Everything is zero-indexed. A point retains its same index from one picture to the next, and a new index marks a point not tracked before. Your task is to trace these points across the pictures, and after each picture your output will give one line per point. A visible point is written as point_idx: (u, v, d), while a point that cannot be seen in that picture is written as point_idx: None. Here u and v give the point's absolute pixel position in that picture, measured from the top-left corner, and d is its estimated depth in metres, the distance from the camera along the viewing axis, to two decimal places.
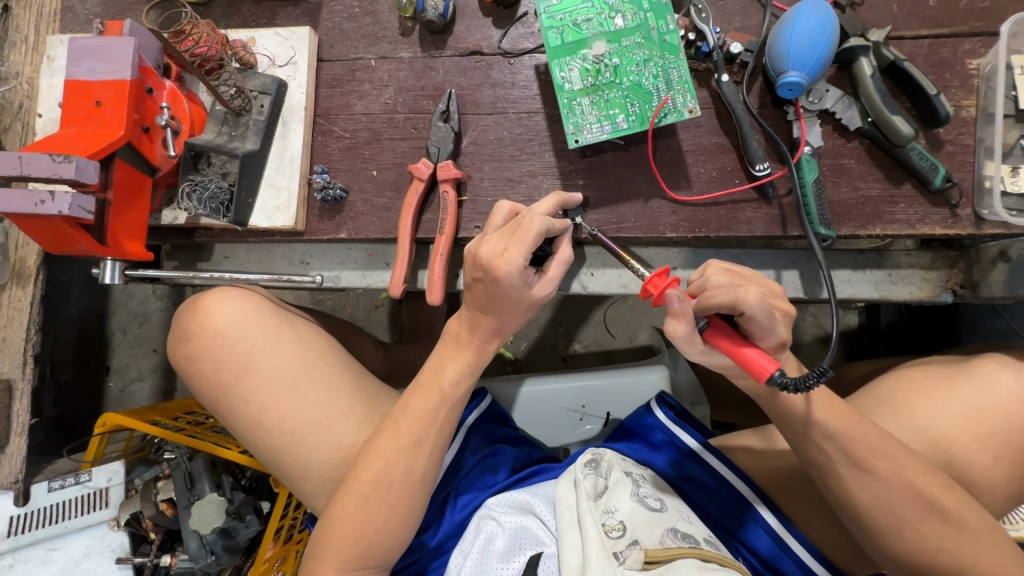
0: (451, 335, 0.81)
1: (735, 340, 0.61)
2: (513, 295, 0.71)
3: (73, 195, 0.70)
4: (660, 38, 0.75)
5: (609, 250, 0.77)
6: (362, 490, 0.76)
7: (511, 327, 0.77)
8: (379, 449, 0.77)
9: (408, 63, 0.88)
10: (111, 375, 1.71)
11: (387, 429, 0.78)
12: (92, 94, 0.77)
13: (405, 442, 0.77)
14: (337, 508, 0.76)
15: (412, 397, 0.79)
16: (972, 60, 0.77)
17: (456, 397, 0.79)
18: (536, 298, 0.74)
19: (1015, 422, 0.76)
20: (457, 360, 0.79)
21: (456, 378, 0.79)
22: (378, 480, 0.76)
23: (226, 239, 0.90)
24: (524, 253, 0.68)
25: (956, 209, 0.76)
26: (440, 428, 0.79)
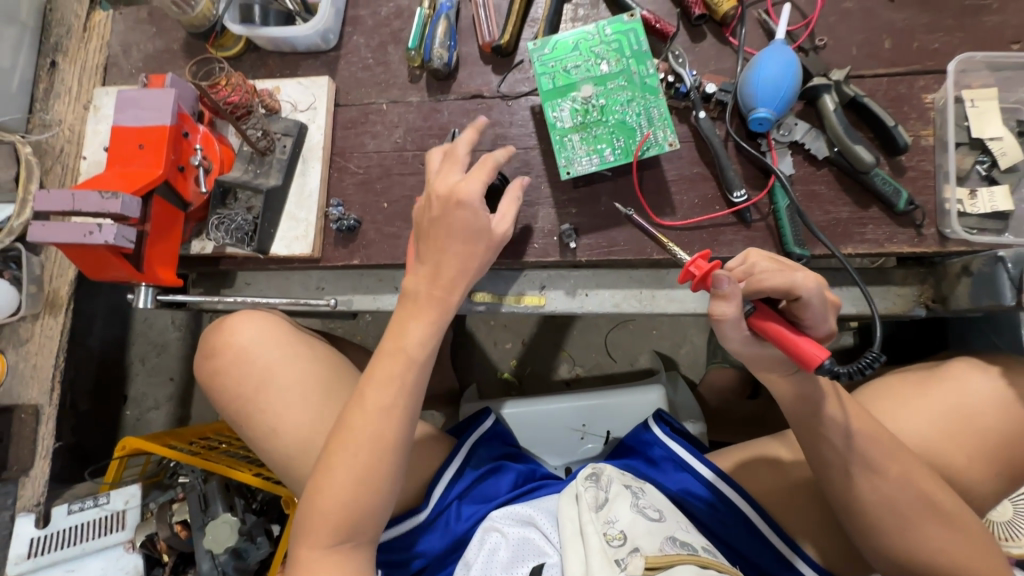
0: (411, 296, 0.79)
1: (784, 326, 0.66)
2: (466, 226, 0.77)
3: (118, 227, 0.79)
4: (642, 80, 0.84)
5: (646, 231, 0.87)
6: (341, 460, 0.74)
7: (468, 274, 0.78)
8: (352, 416, 0.75)
9: (416, 106, 0.98)
10: (129, 404, 1.77)
11: (358, 397, 0.76)
12: (135, 139, 0.86)
13: (375, 407, 0.75)
14: (318, 485, 0.75)
15: (377, 365, 0.77)
16: (928, 95, 0.85)
17: (421, 363, 0.77)
18: (496, 234, 0.80)
19: (990, 425, 0.79)
20: (421, 323, 0.78)
21: (422, 339, 0.77)
22: (355, 449, 0.74)
23: (249, 266, 0.98)
24: (483, 176, 0.77)
25: (921, 229, 0.82)
26: (408, 395, 0.77)
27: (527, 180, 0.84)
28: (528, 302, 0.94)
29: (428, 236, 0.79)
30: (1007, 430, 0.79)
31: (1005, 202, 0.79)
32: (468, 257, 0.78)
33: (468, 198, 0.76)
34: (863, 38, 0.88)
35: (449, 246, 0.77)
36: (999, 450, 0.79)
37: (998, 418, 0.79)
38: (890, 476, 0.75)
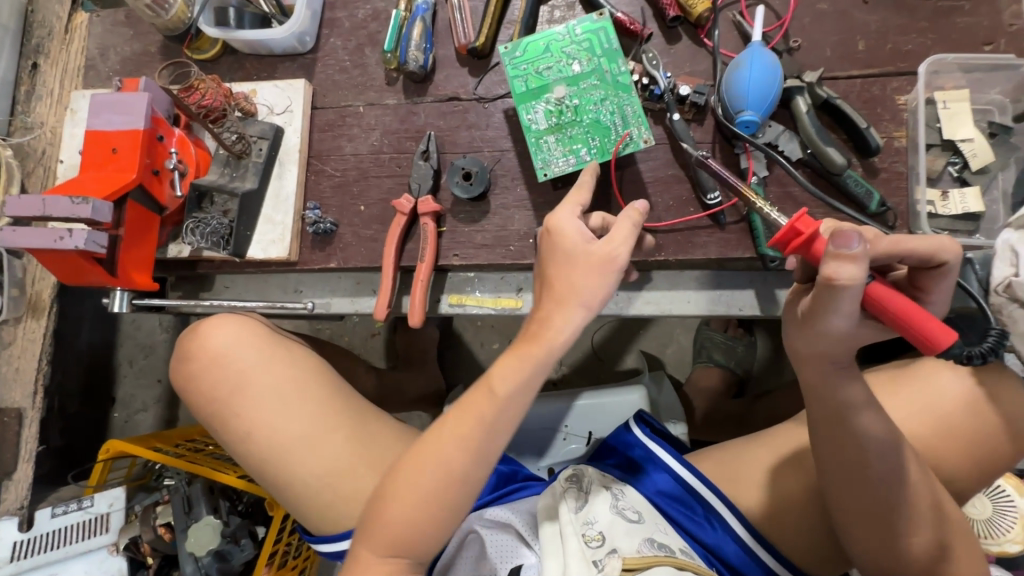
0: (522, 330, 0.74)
1: (913, 304, 0.59)
2: (568, 251, 0.72)
3: (89, 232, 0.79)
4: (614, 78, 0.83)
5: (727, 181, 0.74)
6: (413, 484, 0.72)
7: (570, 323, 0.71)
8: (431, 445, 0.73)
9: (393, 109, 0.98)
10: (116, 406, 1.76)
11: (440, 428, 0.74)
12: (109, 142, 0.86)
13: (454, 439, 0.72)
14: (383, 501, 0.73)
15: (467, 402, 0.73)
16: (901, 96, 0.85)
17: (513, 406, 0.72)
18: (594, 257, 0.70)
19: (960, 423, 0.80)
20: (513, 365, 0.71)
21: (509, 382, 0.71)
22: (425, 474, 0.72)
23: (226, 270, 0.98)
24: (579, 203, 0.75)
25: (893, 232, 0.82)
26: (493, 432, 0.72)
27: (645, 204, 0.72)
28: (505, 304, 0.94)
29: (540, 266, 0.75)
30: (976, 427, 0.79)
31: (977, 202, 0.79)
32: (591, 285, 0.70)
33: (563, 228, 0.73)
34: (837, 39, 0.88)
35: (572, 271, 0.71)
36: (970, 448, 0.80)
37: (967, 416, 0.80)
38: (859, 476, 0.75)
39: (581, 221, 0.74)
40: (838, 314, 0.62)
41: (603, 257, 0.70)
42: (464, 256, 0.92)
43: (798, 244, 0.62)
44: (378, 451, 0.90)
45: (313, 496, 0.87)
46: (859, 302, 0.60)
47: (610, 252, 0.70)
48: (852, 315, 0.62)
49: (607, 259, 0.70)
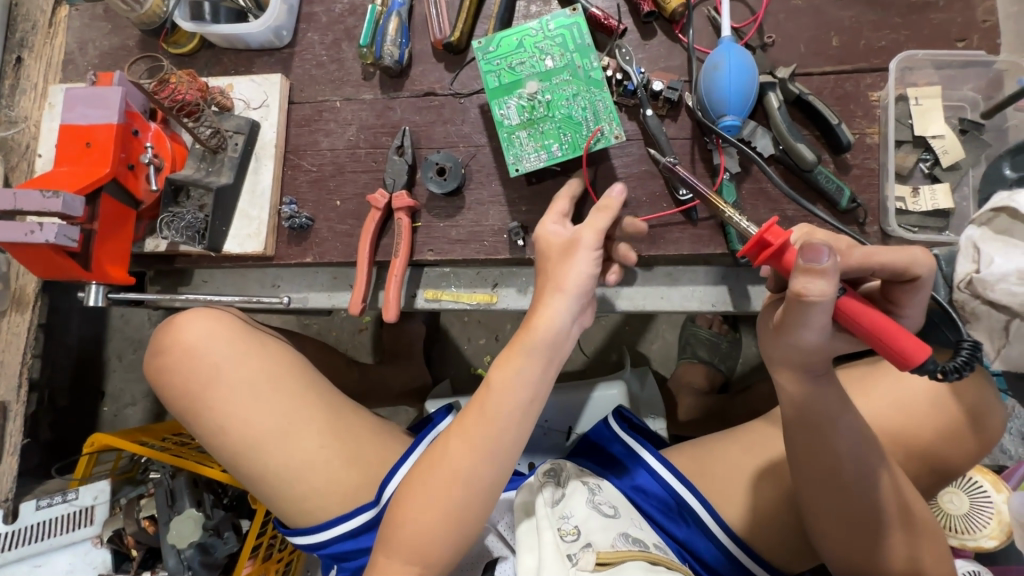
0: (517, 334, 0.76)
1: (883, 319, 0.60)
2: (545, 251, 0.77)
3: (60, 226, 0.79)
4: (587, 74, 0.83)
5: (693, 187, 0.76)
6: (426, 488, 0.75)
7: (551, 313, 0.73)
8: (439, 449, 0.77)
9: (369, 104, 0.98)
10: (105, 400, 1.77)
11: (446, 434, 0.77)
12: (83, 137, 0.86)
13: (461, 443, 0.75)
14: (400, 504, 0.77)
15: (470, 407, 0.76)
16: (874, 93, 0.85)
17: (512, 407, 0.74)
18: (558, 244, 0.76)
19: (926, 419, 0.80)
20: (510, 377, 0.74)
21: (510, 395, 0.74)
22: (443, 488, 0.74)
23: (203, 264, 0.98)
24: (560, 208, 0.80)
25: (863, 228, 0.82)
26: (494, 432, 0.74)
27: (619, 187, 0.75)
28: (480, 299, 0.95)
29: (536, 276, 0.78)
30: (942, 422, 0.80)
31: (946, 199, 0.80)
32: (563, 270, 0.73)
33: (541, 230, 0.79)
34: (811, 35, 0.88)
35: (552, 268, 0.75)
36: (936, 444, 0.80)
37: (933, 412, 0.80)
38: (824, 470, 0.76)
39: (562, 225, 0.79)
40: (811, 330, 0.63)
41: (568, 241, 0.75)
42: (438, 251, 0.92)
43: (768, 257, 0.63)
44: (354, 443, 0.91)
45: (289, 490, 0.88)
46: (830, 317, 0.61)
47: (574, 235, 0.74)
48: (824, 330, 0.63)
49: (571, 241, 0.75)
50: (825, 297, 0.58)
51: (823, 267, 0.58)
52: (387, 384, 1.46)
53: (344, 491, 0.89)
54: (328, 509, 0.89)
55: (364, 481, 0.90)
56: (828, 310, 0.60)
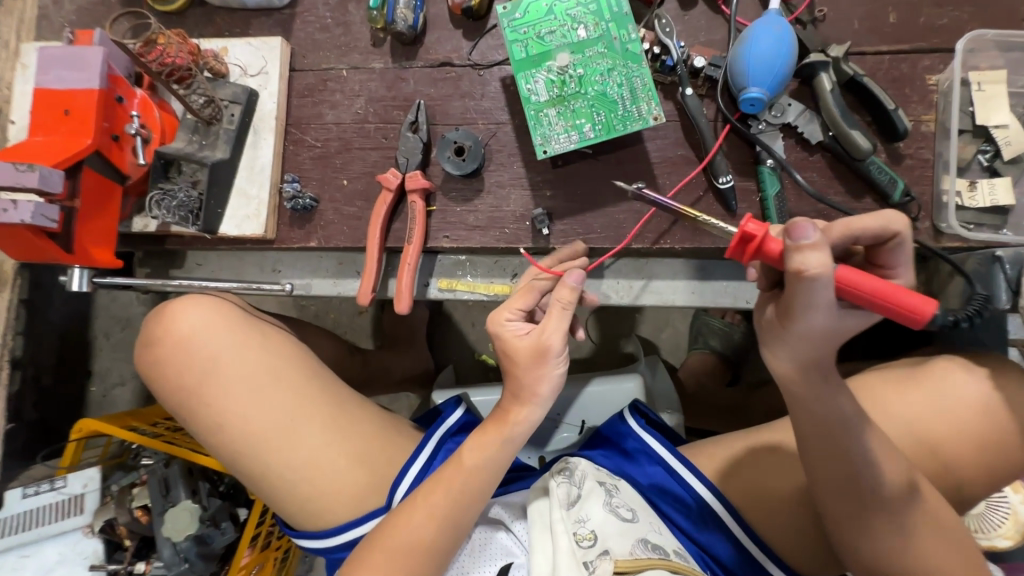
0: (494, 418, 0.81)
1: (886, 285, 0.56)
2: (512, 353, 0.77)
3: (36, 204, 0.70)
4: (623, 47, 0.76)
5: (661, 206, 0.65)
6: (386, 550, 0.75)
7: (528, 418, 0.78)
8: (402, 512, 0.77)
9: (379, 73, 0.89)
10: (93, 379, 1.70)
11: (413, 497, 0.78)
12: (61, 104, 0.77)
13: (423, 512, 0.76)
14: (354, 563, 0.76)
15: (439, 475, 0.78)
16: (932, 76, 0.79)
17: (480, 480, 0.78)
18: (527, 348, 0.76)
19: (968, 428, 0.77)
20: (488, 446, 0.78)
21: (480, 461, 0.78)
22: (410, 540, 0.75)
23: (197, 246, 0.91)
24: (519, 305, 0.77)
25: (915, 224, 0.77)
26: (458, 503, 0.77)
27: (577, 279, 0.73)
28: (498, 291, 0.89)
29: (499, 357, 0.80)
30: (984, 432, 0.76)
31: (1006, 195, 0.73)
32: (538, 382, 0.77)
33: (502, 330, 0.78)
34: (865, 10, 0.80)
35: (521, 375, 0.77)
36: (975, 455, 0.77)
37: (977, 422, 0.76)
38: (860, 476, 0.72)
39: (519, 322, 0.78)
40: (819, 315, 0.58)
41: (537, 347, 0.76)
42: (454, 237, 0.85)
43: (755, 247, 0.58)
44: (358, 442, 0.86)
45: (291, 490, 0.82)
46: (831, 296, 0.57)
47: (542, 342, 0.75)
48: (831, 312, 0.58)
49: (540, 348, 0.75)
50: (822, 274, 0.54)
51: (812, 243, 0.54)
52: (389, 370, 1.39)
53: (349, 493, 0.83)
54: (333, 511, 0.83)
55: (371, 480, 0.85)
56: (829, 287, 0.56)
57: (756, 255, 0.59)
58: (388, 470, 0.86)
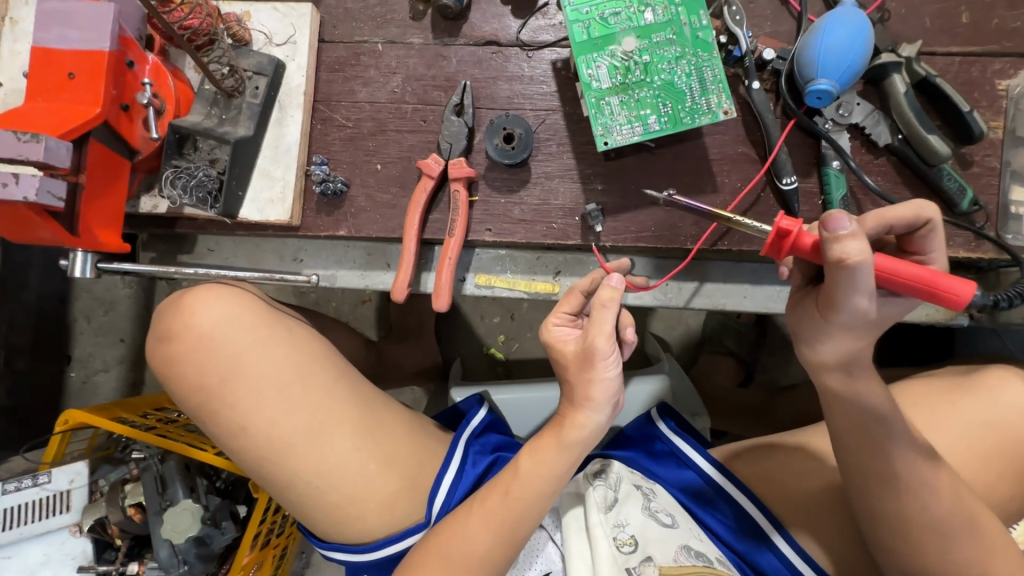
0: (552, 424, 0.76)
1: (921, 270, 0.53)
2: (561, 359, 0.73)
3: (40, 178, 0.62)
4: (693, 34, 0.71)
5: (692, 210, 0.61)
6: (441, 560, 0.73)
7: (584, 424, 0.73)
8: (457, 521, 0.75)
9: (418, 50, 0.82)
10: (72, 365, 1.49)
11: (466, 506, 0.75)
12: (64, 65, 0.68)
13: (478, 522, 0.73)
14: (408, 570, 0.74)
15: (493, 483, 0.76)
16: (1001, 81, 0.76)
17: (536, 490, 0.74)
18: (573, 353, 0.72)
19: (1022, 439, 0.76)
20: (543, 453, 0.74)
21: (533, 470, 0.74)
22: (465, 550, 0.73)
23: (212, 230, 0.83)
24: (566, 309, 0.74)
25: (980, 233, 0.75)
26: (513, 514, 0.74)
27: (618, 279, 0.70)
28: (540, 288, 0.85)
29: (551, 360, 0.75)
30: None
31: None
32: (589, 385, 0.72)
33: (549, 337, 0.74)
34: (938, 8, 0.77)
35: (574, 380, 0.73)
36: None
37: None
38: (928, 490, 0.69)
39: (568, 329, 0.75)
40: (859, 306, 0.55)
41: (583, 351, 0.71)
42: (498, 231, 0.80)
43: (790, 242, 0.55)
44: (390, 446, 0.80)
45: (321, 500, 0.77)
46: (869, 287, 0.53)
47: (587, 346, 0.70)
48: (869, 304, 0.55)
49: (585, 352, 0.70)
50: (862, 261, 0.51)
51: (849, 231, 0.51)
52: (401, 364, 1.33)
53: (381, 500, 0.78)
54: (366, 518, 0.78)
55: (405, 486, 0.80)
56: (867, 275, 0.53)
57: (790, 250, 0.56)
58: (422, 476, 0.82)
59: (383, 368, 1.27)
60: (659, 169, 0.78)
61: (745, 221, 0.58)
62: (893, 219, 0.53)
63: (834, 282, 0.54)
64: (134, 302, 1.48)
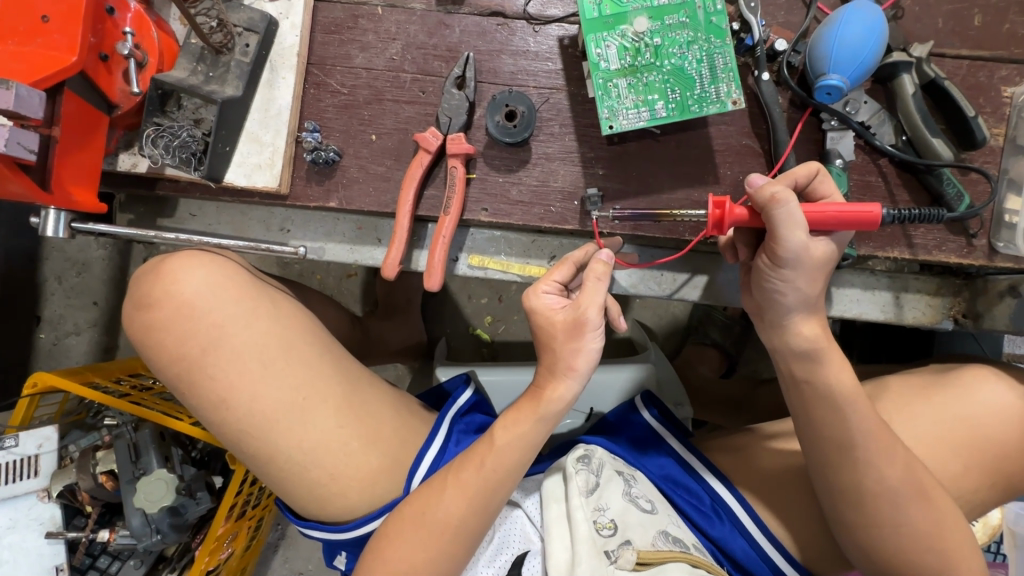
0: (530, 393, 0.75)
1: (834, 205, 0.65)
2: (547, 328, 0.71)
3: (11, 129, 0.58)
4: (707, 18, 0.69)
5: (641, 216, 0.73)
6: (417, 529, 0.73)
7: (562, 394, 0.72)
8: (433, 490, 0.74)
9: (420, 16, 0.78)
10: (42, 326, 1.41)
11: (441, 477, 0.75)
12: (37, 7, 0.63)
13: (455, 498, 0.73)
14: (385, 541, 0.74)
15: (469, 455, 0.75)
16: (1007, 88, 0.76)
17: (512, 460, 0.73)
18: (561, 322, 0.70)
19: (992, 435, 0.77)
20: (519, 423, 0.74)
21: (511, 443, 0.73)
22: (443, 525, 0.72)
23: (195, 194, 0.79)
24: (557, 277, 0.73)
25: (972, 240, 0.76)
26: (490, 484, 0.73)
27: (609, 253, 0.70)
28: (534, 273, 0.84)
29: (534, 331, 0.74)
30: (1003, 442, 0.77)
31: None
32: (574, 356, 0.71)
33: (537, 303, 0.72)
34: (950, 9, 0.76)
35: (557, 348, 0.71)
36: (994, 462, 0.77)
37: (1000, 429, 0.77)
38: (895, 479, 0.72)
39: (555, 297, 0.73)
40: (803, 245, 0.65)
41: (572, 320, 0.70)
42: (494, 211, 0.77)
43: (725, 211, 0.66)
44: (372, 423, 0.79)
45: (301, 475, 0.76)
46: (802, 227, 0.64)
47: (579, 315, 0.69)
48: (808, 242, 0.65)
49: (576, 321, 0.69)
50: (787, 203, 0.63)
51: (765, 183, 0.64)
52: (387, 341, 1.30)
53: (362, 478, 0.77)
54: (346, 496, 0.77)
55: (389, 464, 0.79)
56: (797, 214, 0.64)
57: (730, 221, 0.67)
58: (403, 453, 0.81)
59: (368, 342, 1.25)
60: (661, 157, 0.77)
61: (683, 212, 0.69)
62: (802, 175, 0.66)
63: (774, 228, 0.65)
64: (109, 265, 1.42)
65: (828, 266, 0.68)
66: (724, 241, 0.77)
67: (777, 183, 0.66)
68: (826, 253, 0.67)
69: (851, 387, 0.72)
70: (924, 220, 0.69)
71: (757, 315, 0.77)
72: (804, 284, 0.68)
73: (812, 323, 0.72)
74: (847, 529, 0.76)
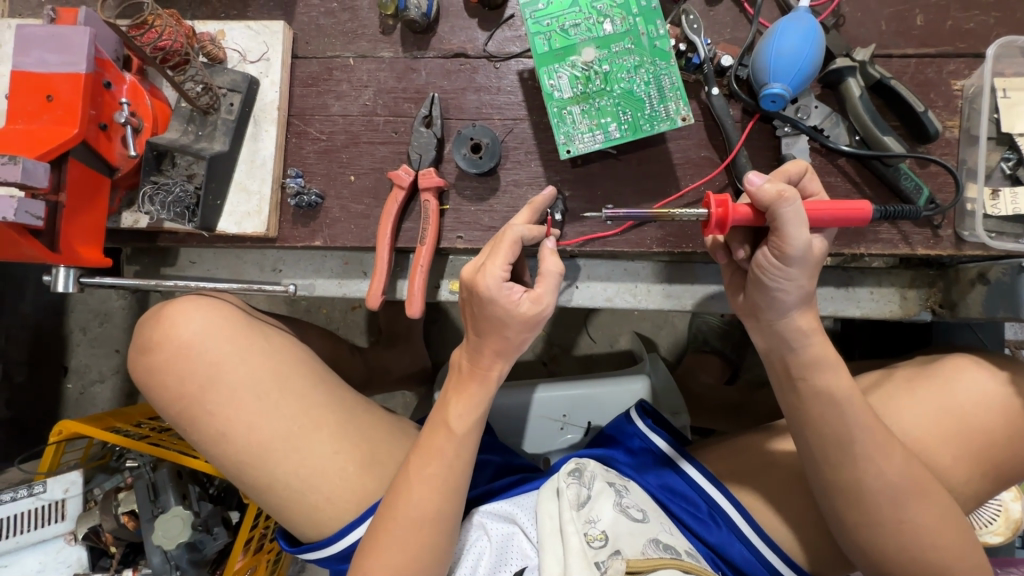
0: (453, 370, 0.78)
1: (825, 201, 0.68)
2: (506, 317, 0.70)
3: (19, 200, 0.65)
4: (651, 43, 0.73)
5: (635, 217, 0.69)
6: (391, 532, 0.73)
7: (500, 366, 0.75)
8: (399, 491, 0.74)
9: (388, 63, 0.84)
10: (69, 376, 1.49)
11: (405, 473, 0.75)
12: (41, 89, 0.71)
13: (421, 485, 0.74)
14: (366, 552, 0.74)
15: (425, 445, 0.75)
16: (957, 81, 0.78)
17: (468, 442, 0.76)
18: (525, 315, 0.71)
19: (980, 424, 0.76)
20: (465, 401, 0.75)
21: (462, 413, 0.75)
22: (417, 519, 0.73)
23: (193, 243, 0.85)
24: (506, 259, 0.69)
25: (937, 230, 0.77)
26: (454, 470, 0.75)
27: (553, 245, 0.74)
28: None
29: (465, 316, 0.75)
30: (993, 429, 0.76)
31: None
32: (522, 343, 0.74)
33: (494, 293, 0.69)
34: (892, 12, 0.79)
35: (511, 336, 0.72)
36: (983, 451, 0.76)
37: (988, 418, 0.76)
38: (884, 474, 0.72)
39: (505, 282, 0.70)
40: (808, 242, 0.66)
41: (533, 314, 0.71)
42: (469, 238, 0.82)
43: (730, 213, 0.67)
44: (366, 446, 0.82)
45: (301, 500, 0.79)
46: (806, 225, 0.66)
47: (540, 311, 0.71)
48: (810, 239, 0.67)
49: (537, 317, 0.72)
50: (794, 200, 0.64)
51: (767, 183, 0.65)
52: (390, 369, 1.34)
53: (358, 500, 0.80)
54: (342, 519, 0.80)
55: (382, 487, 0.81)
56: (800, 211, 0.65)
57: (732, 219, 0.68)
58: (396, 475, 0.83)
59: (370, 372, 1.29)
60: (623, 175, 0.80)
61: (681, 212, 0.68)
62: (795, 172, 0.70)
63: (780, 224, 0.66)
64: (128, 314, 1.50)
65: (820, 262, 0.70)
66: (714, 242, 0.78)
67: (772, 181, 0.67)
68: (820, 250, 0.70)
69: (829, 384, 0.73)
70: (900, 216, 0.72)
71: (752, 314, 0.78)
72: (805, 281, 0.70)
73: (794, 320, 0.73)
74: (841, 528, 0.76)
